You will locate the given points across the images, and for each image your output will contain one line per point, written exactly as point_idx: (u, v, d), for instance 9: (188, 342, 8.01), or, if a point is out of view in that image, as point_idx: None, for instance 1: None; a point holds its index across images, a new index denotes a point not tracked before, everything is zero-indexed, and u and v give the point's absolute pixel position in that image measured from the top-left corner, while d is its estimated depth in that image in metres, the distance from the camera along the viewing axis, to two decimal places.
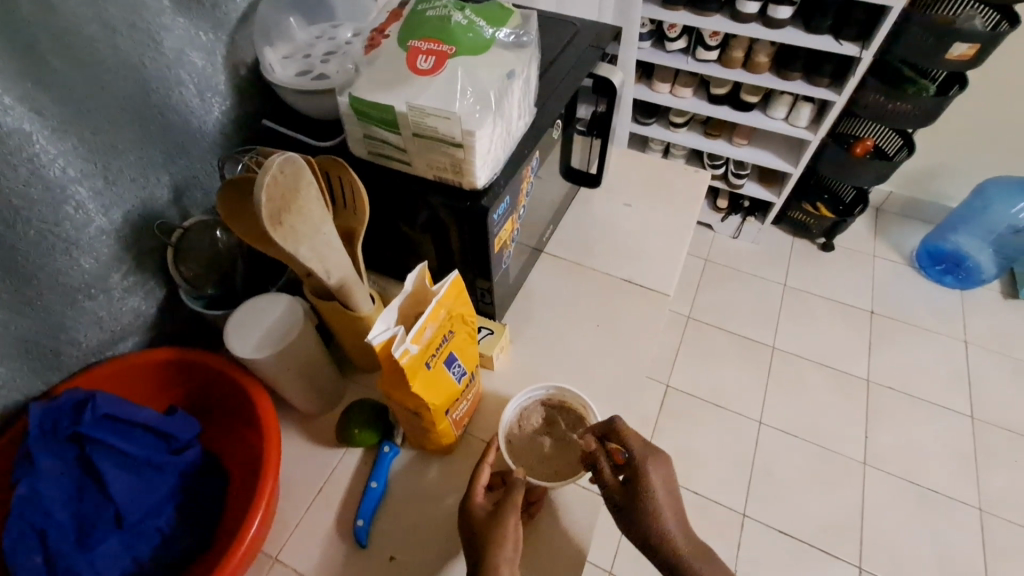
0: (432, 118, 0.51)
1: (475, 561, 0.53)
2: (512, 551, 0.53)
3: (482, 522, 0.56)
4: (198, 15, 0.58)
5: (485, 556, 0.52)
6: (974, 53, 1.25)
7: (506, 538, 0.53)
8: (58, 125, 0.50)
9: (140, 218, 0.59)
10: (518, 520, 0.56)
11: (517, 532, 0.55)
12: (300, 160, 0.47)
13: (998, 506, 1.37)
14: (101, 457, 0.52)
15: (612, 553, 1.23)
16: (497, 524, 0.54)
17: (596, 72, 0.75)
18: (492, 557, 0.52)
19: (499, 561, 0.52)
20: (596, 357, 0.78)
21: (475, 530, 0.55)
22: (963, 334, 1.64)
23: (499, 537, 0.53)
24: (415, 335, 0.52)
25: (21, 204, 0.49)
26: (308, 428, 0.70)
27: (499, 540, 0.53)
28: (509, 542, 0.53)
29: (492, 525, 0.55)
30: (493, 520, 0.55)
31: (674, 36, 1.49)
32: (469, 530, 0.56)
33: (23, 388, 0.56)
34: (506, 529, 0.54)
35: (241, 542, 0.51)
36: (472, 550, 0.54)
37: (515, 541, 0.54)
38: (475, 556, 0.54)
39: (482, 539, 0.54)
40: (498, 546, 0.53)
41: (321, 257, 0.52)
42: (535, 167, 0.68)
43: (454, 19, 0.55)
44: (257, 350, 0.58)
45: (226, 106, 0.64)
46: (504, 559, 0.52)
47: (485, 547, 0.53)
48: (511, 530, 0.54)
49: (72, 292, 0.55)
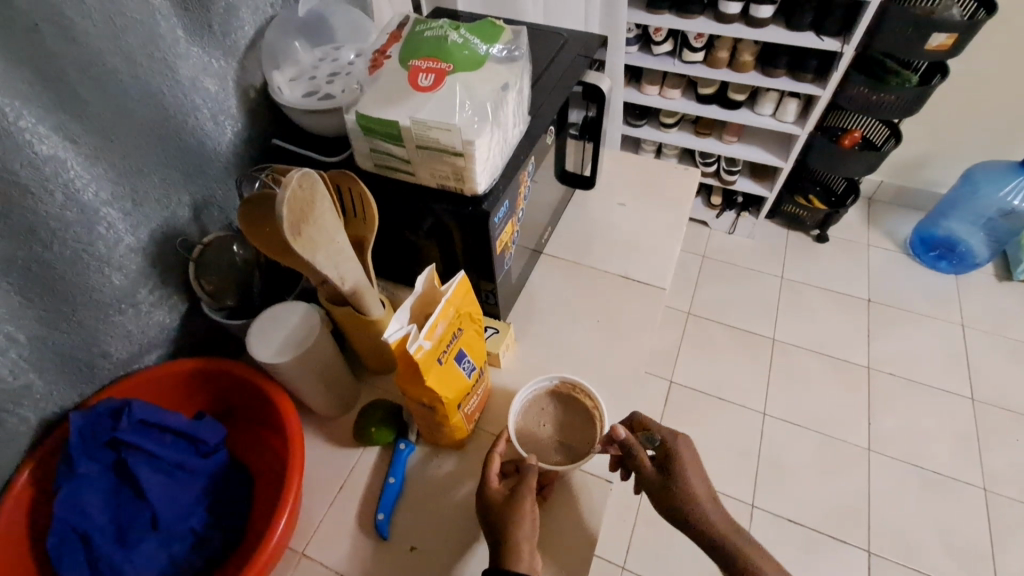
0: (433, 130, 0.55)
1: (497, 541, 0.57)
2: (530, 529, 0.57)
3: (501, 504, 0.59)
4: (209, 44, 0.62)
5: (505, 535, 0.57)
6: (952, 43, 1.30)
7: (524, 519, 0.58)
8: (89, 152, 0.54)
9: (163, 236, 0.63)
10: (533, 501, 0.60)
11: (533, 512, 0.59)
12: (315, 174, 0.51)
13: (1000, 484, 1.40)
14: (136, 461, 0.56)
15: (624, 549, 1.26)
16: (515, 508, 0.58)
17: (584, 79, 0.79)
18: (513, 537, 0.56)
19: (519, 540, 0.56)
20: (598, 352, 0.81)
21: (494, 511, 0.59)
22: (959, 318, 1.67)
23: (516, 515, 0.58)
24: (428, 333, 0.55)
25: (58, 226, 0.53)
26: (326, 429, 0.74)
27: (518, 521, 0.57)
28: (526, 523, 0.58)
29: (511, 507, 0.58)
30: (510, 502, 0.59)
31: (660, 39, 1.53)
32: (486, 512, 0.60)
33: (59, 399, 0.59)
34: (523, 509, 0.58)
35: (270, 540, 0.54)
36: (491, 530, 0.58)
37: (532, 522, 0.58)
38: (495, 538, 0.57)
39: (501, 520, 0.58)
40: (517, 529, 0.57)
41: (335, 263, 0.56)
42: (532, 171, 0.72)
43: (449, 38, 0.59)
44: (279, 354, 0.61)
45: (238, 128, 0.68)
46: (522, 537, 0.57)
47: (504, 528, 0.57)
48: (527, 511, 0.59)
49: (104, 307, 0.59)
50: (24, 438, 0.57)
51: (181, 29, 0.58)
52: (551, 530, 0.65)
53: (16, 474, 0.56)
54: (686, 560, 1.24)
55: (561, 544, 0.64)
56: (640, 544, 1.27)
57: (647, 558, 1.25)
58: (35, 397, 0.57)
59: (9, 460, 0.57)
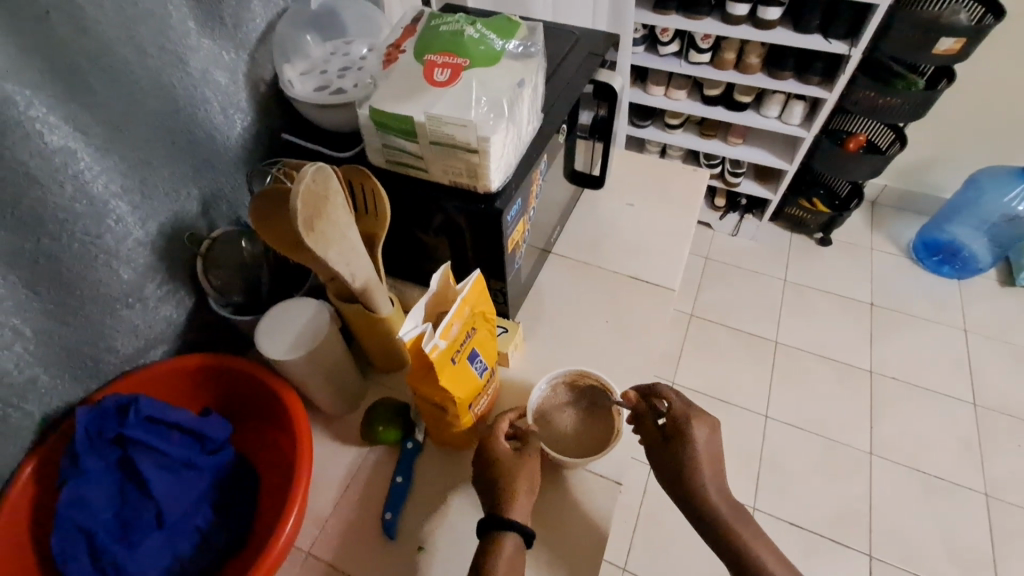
0: (449, 126, 0.54)
1: (491, 499, 0.60)
2: (529, 487, 0.60)
3: (504, 464, 0.61)
4: (221, 35, 0.61)
5: (504, 492, 0.59)
6: (960, 46, 1.28)
7: (520, 483, 0.60)
8: (100, 143, 0.53)
9: (171, 230, 0.62)
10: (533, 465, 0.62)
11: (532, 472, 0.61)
12: (329, 169, 0.50)
13: (1002, 489, 1.39)
14: (142, 458, 0.55)
15: (625, 551, 1.26)
16: (514, 470, 0.60)
17: (596, 78, 0.78)
18: (509, 493, 0.59)
19: (515, 494, 0.59)
20: (606, 353, 0.81)
21: (497, 469, 0.61)
22: (962, 323, 1.67)
23: (518, 472, 0.60)
24: (443, 333, 0.54)
25: (67, 218, 0.52)
26: (333, 430, 0.73)
27: (514, 484, 0.59)
28: (526, 480, 0.60)
29: (514, 465, 0.61)
30: (514, 462, 0.61)
31: (666, 40, 1.52)
32: (486, 466, 0.62)
33: (64, 395, 0.58)
34: (525, 469, 0.61)
35: (278, 537, 0.53)
36: (488, 489, 0.61)
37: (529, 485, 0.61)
38: (491, 494, 0.60)
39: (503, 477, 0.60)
40: (512, 493, 0.59)
41: (347, 260, 0.55)
42: (544, 170, 0.71)
43: (465, 33, 0.58)
44: (287, 351, 0.61)
45: (248, 122, 0.67)
46: (520, 495, 0.59)
47: (504, 484, 0.60)
48: (527, 472, 0.61)
49: (111, 301, 0.58)
50: (29, 433, 0.57)
51: (193, 21, 0.58)
52: (551, 508, 0.67)
53: (19, 470, 0.55)
54: (686, 561, 1.24)
55: (564, 527, 0.65)
56: (641, 545, 1.26)
57: (648, 561, 1.24)
58: (40, 392, 0.56)
59: (14, 455, 0.56)
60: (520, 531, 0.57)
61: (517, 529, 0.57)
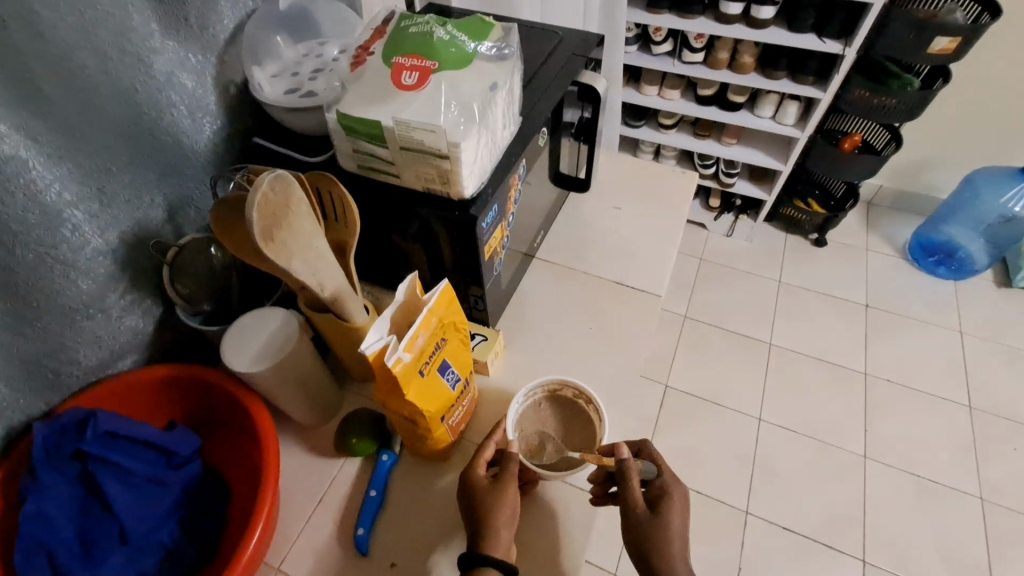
0: (417, 131, 0.52)
1: (474, 527, 0.57)
2: (511, 518, 0.57)
3: (483, 492, 0.59)
4: (186, 37, 0.59)
5: (485, 522, 0.57)
6: (955, 46, 1.26)
7: (504, 508, 0.58)
8: (54, 151, 0.51)
9: (135, 238, 0.61)
10: (516, 490, 0.60)
11: (514, 500, 0.59)
12: (288, 177, 0.48)
13: (998, 494, 1.38)
14: (103, 474, 0.54)
15: (615, 555, 1.24)
16: (495, 496, 0.58)
17: (579, 79, 0.76)
18: (492, 523, 0.57)
19: (499, 524, 0.57)
20: (590, 361, 0.79)
21: (476, 500, 0.58)
22: (958, 326, 1.65)
23: (499, 498, 0.58)
24: (407, 345, 0.52)
25: (20, 228, 0.50)
26: (307, 441, 0.71)
27: (497, 509, 0.57)
28: (507, 509, 0.58)
29: (494, 493, 0.58)
30: (492, 491, 0.59)
31: (659, 39, 1.51)
32: (466, 494, 0.60)
33: (26, 408, 0.57)
34: (506, 499, 0.58)
35: (244, 552, 0.51)
36: (470, 517, 0.58)
37: (512, 511, 0.58)
38: (472, 523, 0.58)
39: (484, 509, 0.58)
40: (495, 528, 0.56)
41: (314, 269, 0.54)
42: (522, 175, 0.69)
43: (435, 34, 0.56)
44: (254, 363, 0.59)
45: (217, 125, 0.66)
46: (502, 527, 0.57)
47: (484, 516, 0.57)
48: (509, 499, 0.59)
49: (71, 312, 0.57)
50: None
51: (156, 22, 0.56)
52: (529, 528, 0.65)
53: None
54: None
55: (540, 548, 0.63)
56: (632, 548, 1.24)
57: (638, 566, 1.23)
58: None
59: None
60: (502, 566, 0.54)
61: (497, 564, 0.54)
